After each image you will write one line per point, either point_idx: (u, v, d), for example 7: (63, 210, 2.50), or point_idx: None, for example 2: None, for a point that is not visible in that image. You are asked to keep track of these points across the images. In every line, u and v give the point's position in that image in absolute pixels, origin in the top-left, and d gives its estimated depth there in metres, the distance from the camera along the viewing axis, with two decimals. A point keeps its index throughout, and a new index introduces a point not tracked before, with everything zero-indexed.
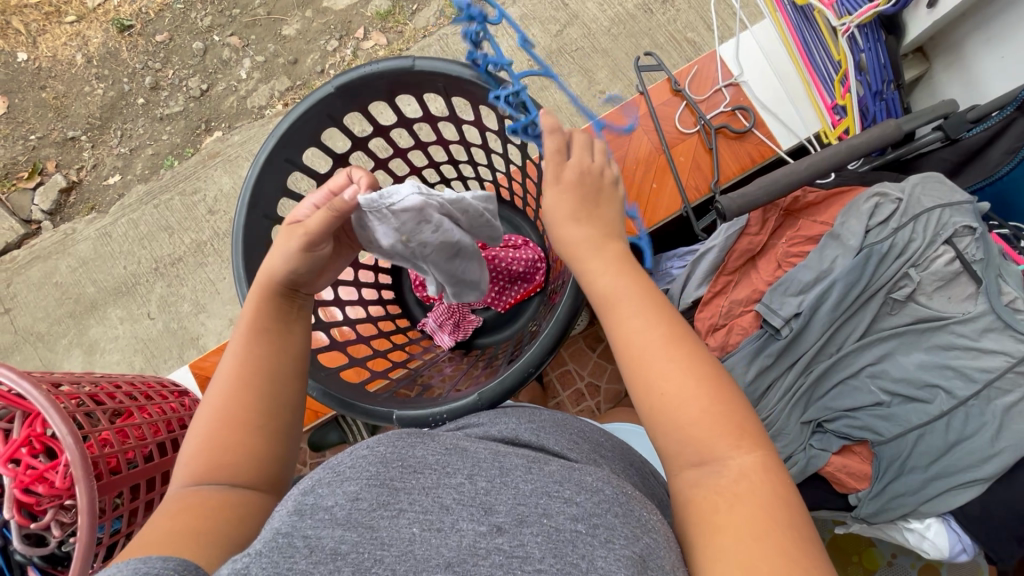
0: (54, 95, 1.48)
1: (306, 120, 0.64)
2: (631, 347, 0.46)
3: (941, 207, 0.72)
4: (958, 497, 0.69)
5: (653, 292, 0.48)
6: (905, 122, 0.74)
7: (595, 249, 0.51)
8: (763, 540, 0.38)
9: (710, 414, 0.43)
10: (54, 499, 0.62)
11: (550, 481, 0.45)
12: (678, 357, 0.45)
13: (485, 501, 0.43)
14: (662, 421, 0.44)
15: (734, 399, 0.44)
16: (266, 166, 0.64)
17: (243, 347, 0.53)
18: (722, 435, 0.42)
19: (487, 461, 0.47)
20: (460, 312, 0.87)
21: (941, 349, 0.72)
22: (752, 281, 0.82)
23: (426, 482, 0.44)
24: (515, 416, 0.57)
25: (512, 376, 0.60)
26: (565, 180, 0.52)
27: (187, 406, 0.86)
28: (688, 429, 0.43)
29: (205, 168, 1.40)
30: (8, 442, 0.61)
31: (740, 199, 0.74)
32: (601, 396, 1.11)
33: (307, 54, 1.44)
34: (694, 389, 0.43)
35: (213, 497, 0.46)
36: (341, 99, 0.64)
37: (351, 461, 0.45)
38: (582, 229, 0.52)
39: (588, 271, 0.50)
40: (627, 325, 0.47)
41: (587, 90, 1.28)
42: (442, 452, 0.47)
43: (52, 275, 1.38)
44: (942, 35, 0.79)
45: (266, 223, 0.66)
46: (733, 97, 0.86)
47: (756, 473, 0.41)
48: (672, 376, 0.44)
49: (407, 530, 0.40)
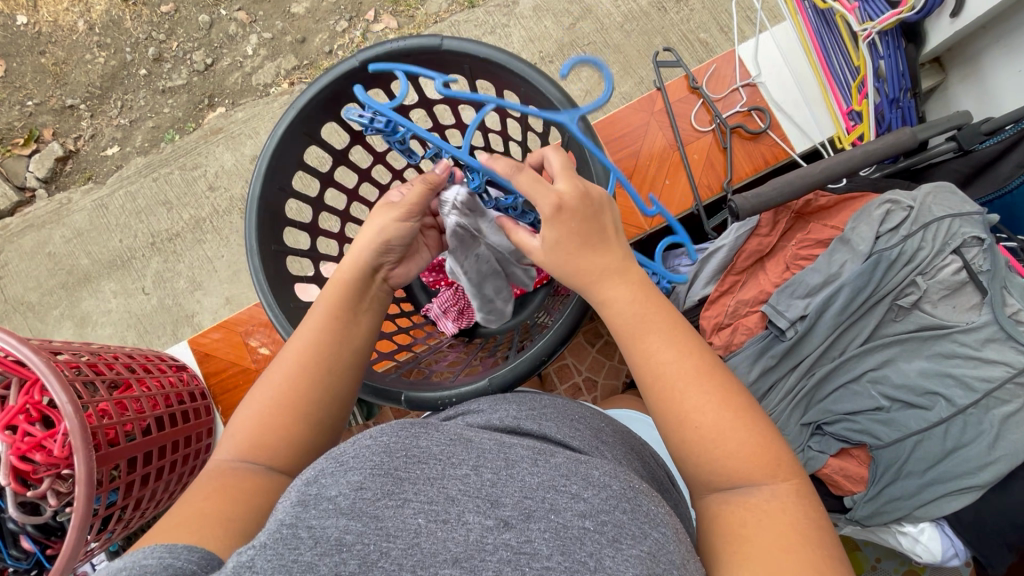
0: (53, 61, 1.45)
1: (328, 95, 0.64)
2: (660, 382, 0.45)
3: (951, 217, 0.72)
4: (951, 503, 0.70)
5: (677, 321, 0.47)
6: (920, 131, 0.74)
7: (617, 280, 0.48)
8: (789, 552, 0.38)
9: (746, 444, 0.43)
10: (51, 468, 0.61)
11: (555, 474, 0.44)
12: (712, 389, 0.44)
13: (491, 493, 0.42)
14: (694, 449, 0.44)
15: (757, 417, 0.44)
16: (285, 137, 0.63)
17: (316, 333, 0.54)
18: (756, 465, 0.43)
19: (492, 451, 0.46)
20: (464, 299, 0.84)
21: (942, 357, 0.72)
22: (760, 281, 0.82)
23: (430, 472, 0.43)
24: (516, 403, 0.56)
25: (524, 363, 0.61)
26: (564, 212, 0.47)
27: (186, 381, 0.85)
28: (722, 457, 0.43)
29: (207, 143, 1.38)
30: (6, 409, 0.60)
31: (753, 199, 0.74)
32: (599, 390, 1.12)
33: (315, 34, 1.42)
34: (726, 419, 0.43)
35: (248, 478, 0.48)
36: (365, 74, 0.64)
37: (355, 451, 0.43)
38: (598, 260, 0.48)
39: (608, 303, 0.48)
40: (656, 356, 0.46)
41: (597, 85, 1.28)
42: (446, 442, 0.46)
43: (45, 244, 1.35)
44: (960, 47, 0.80)
45: (281, 196, 0.65)
46: (750, 97, 0.86)
47: (786, 495, 0.42)
48: (706, 410, 0.44)
49: (413, 521, 0.39)
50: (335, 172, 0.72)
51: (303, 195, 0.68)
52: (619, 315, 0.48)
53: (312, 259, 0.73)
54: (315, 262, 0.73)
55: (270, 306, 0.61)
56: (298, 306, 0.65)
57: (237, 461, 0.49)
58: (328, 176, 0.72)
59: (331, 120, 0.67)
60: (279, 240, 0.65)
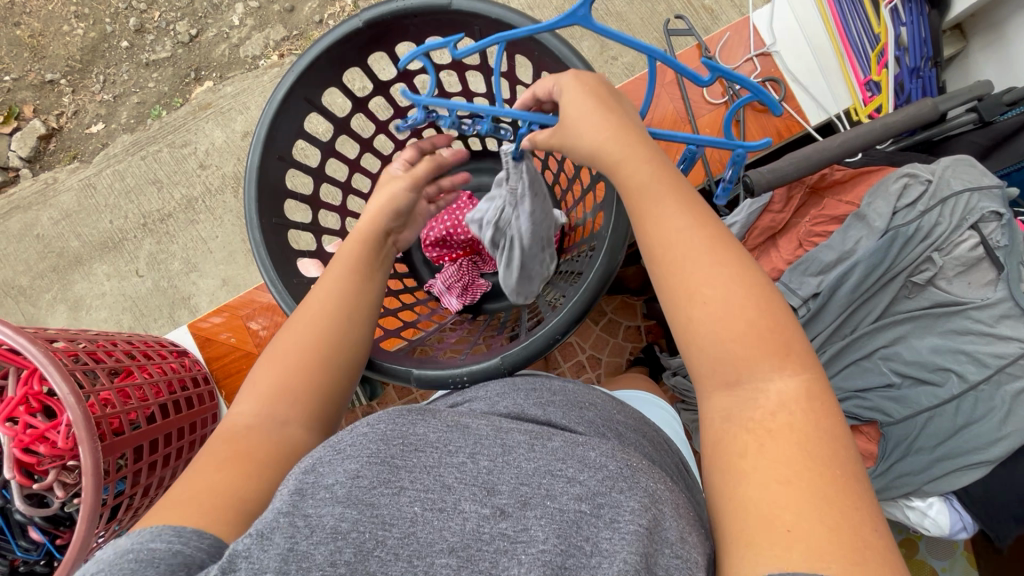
0: (30, 34, 1.39)
1: (331, 57, 0.61)
2: (670, 253, 0.43)
3: (970, 191, 0.70)
4: (963, 477, 0.70)
5: (693, 196, 0.45)
6: (941, 102, 0.72)
7: (633, 139, 0.47)
8: (797, 478, 0.35)
9: (756, 326, 0.40)
10: (56, 459, 0.59)
11: (551, 459, 0.42)
12: (725, 261, 0.42)
13: (488, 480, 0.40)
14: (698, 333, 0.41)
15: (781, 314, 0.41)
16: (288, 102, 0.61)
17: (337, 287, 0.54)
18: (763, 356, 0.40)
19: (489, 438, 0.44)
20: (469, 275, 0.84)
21: (955, 333, 0.72)
22: (773, 258, 0.82)
23: (427, 460, 0.41)
24: (525, 390, 0.54)
25: (538, 341, 0.60)
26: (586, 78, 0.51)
27: (187, 367, 0.84)
28: (728, 341, 0.40)
29: (196, 119, 1.33)
30: (6, 401, 0.59)
31: (770, 174, 0.72)
32: (602, 367, 1.11)
33: (304, 2, 1.36)
34: (739, 296, 0.41)
35: (266, 432, 0.46)
36: (369, 35, 0.61)
37: (352, 438, 0.41)
38: (611, 121, 0.48)
39: (626, 161, 0.47)
40: (667, 221, 0.44)
41: (598, 55, 1.24)
42: (443, 429, 0.44)
43: (33, 227, 1.32)
44: (985, 12, 0.77)
45: (280, 165, 0.63)
46: (764, 67, 0.82)
47: (797, 396, 0.38)
48: (716, 283, 0.41)
49: (408, 510, 0.38)
50: (336, 141, 0.69)
51: (303, 164, 0.66)
52: (643, 176, 0.46)
53: (314, 233, 0.71)
54: (317, 235, 0.71)
55: (271, 281, 0.59)
56: (301, 282, 0.63)
57: (254, 414, 0.47)
58: (329, 146, 0.69)
59: (332, 86, 0.64)
60: (280, 212, 0.63)
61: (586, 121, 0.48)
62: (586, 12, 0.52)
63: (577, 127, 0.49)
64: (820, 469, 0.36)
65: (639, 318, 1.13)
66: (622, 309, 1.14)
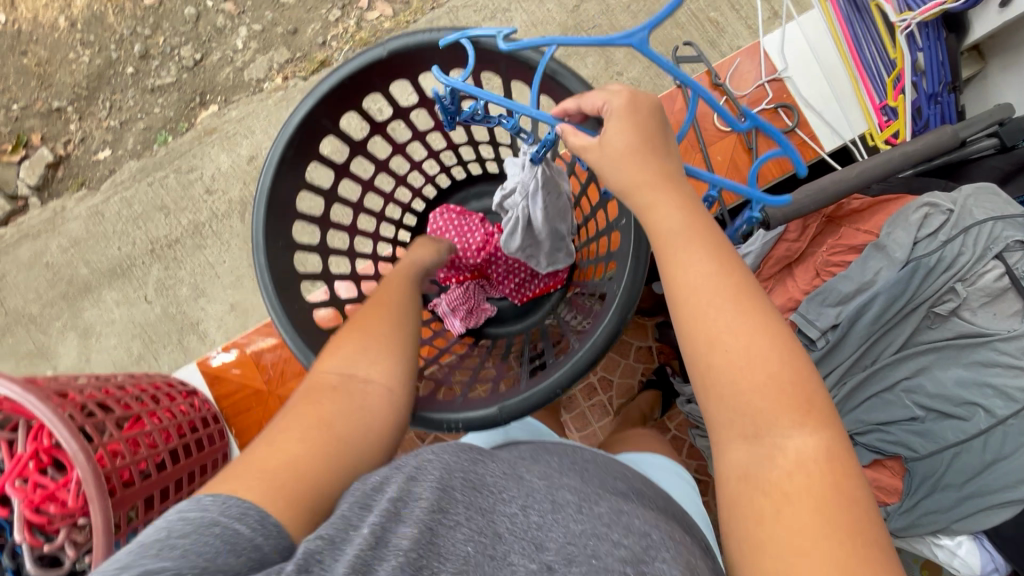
0: (37, 62, 1.39)
1: (324, 105, 0.60)
2: (695, 297, 0.41)
3: (994, 220, 0.68)
4: (994, 517, 0.67)
5: (722, 241, 0.43)
6: (960, 130, 0.71)
7: (664, 182, 0.45)
8: (813, 546, 0.33)
9: (775, 380, 0.38)
10: (67, 517, 0.59)
11: (597, 522, 0.41)
12: (749, 312, 0.39)
13: (536, 536, 0.39)
14: (717, 382, 0.39)
15: (806, 371, 0.38)
16: (287, 153, 0.60)
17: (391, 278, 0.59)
18: (784, 410, 0.37)
19: (541, 492, 0.42)
20: (475, 298, 0.81)
21: (981, 366, 0.70)
22: (788, 288, 0.80)
23: (483, 502, 0.40)
24: (557, 454, 0.53)
25: (536, 395, 0.53)
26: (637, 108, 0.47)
27: (197, 407, 0.83)
28: (748, 394, 0.38)
29: (201, 145, 1.33)
30: (15, 458, 0.58)
31: (785, 207, 0.70)
32: (614, 390, 1.10)
33: (307, 24, 1.36)
34: (761, 348, 0.38)
35: (342, 395, 0.47)
36: (391, 65, 0.59)
37: (420, 461, 0.41)
38: (648, 158, 0.45)
39: (653, 206, 0.44)
40: (693, 267, 0.41)
41: (603, 71, 1.22)
42: (501, 474, 0.43)
43: (43, 255, 1.32)
44: (1004, 33, 0.75)
45: (293, 188, 0.62)
46: (776, 93, 0.81)
47: (815, 458, 0.36)
48: (739, 333, 0.39)
49: (462, 547, 0.37)
50: (351, 163, 0.68)
51: (316, 187, 0.64)
52: (669, 216, 0.43)
53: (321, 254, 0.69)
54: (323, 256, 0.69)
55: (271, 306, 0.57)
56: (304, 309, 0.60)
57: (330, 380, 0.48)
58: (343, 168, 0.68)
59: (349, 111, 0.63)
60: (288, 234, 0.62)
61: (625, 161, 0.45)
62: (646, 36, 0.49)
63: (609, 160, 0.46)
64: (837, 532, 0.33)
65: (651, 339, 1.11)
66: (633, 329, 1.12)
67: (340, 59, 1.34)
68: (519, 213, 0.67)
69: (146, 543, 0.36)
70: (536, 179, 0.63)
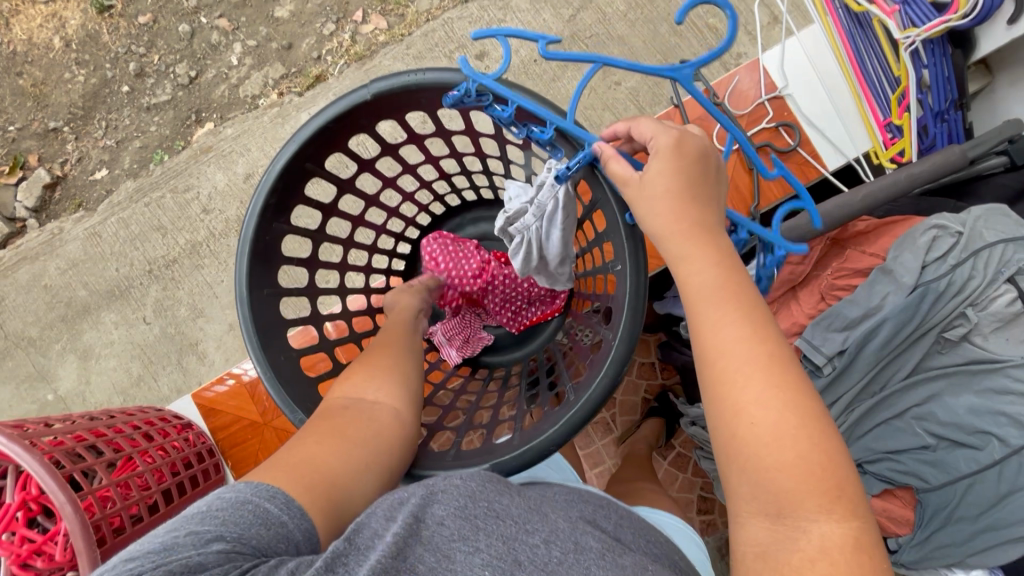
0: (32, 82, 1.38)
1: (306, 152, 0.58)
2: (724, 360, 0.40)
3: (1005, 242, 0.66)
4: (1010, 550, 0.65)
5: (757, 303, 0.42)
6: (969, 149, 0.68)
7: (704, 236, 0.44)
8: None
9: (804, 459, 0.37)
10: (54, 572, 0.57)
11: (622, 573, 0.39)
12: (780, 384, 0.38)
13: (556, 573, 0.38)
14: (742, 452, 0.38)
15: (836, 453, 0.37)
16: (270, 201, 0.58)
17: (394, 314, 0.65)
18: (810, 492, 0.36)
19: (565, 531, 0.41)
20: (470, 328, 0.81)
21: (993, 393, 0.67)
22: (793, 313, 0.77)
23: (506, 530, 0.39)
24: (585, 497, 0.50)
25: (531, 451, 0.51)
26: (683, 151, 0.45)
27: (191, 442, 0.82)
28: (773, 470, 0.37)
29: (197, 163, 1.32)
30: (2, 509, 0.57)
31: (788, 232, 0.68)
32: (618, 408, 1.07)
33: (302, 39, 1.35)
34: (790, 423, 0.37)
35: (356, 411, 0.50)
36: (372, 108, 0.58)
37: (445, 486, 0.42)
38: (687, 209, 0.44)
39: (690, 259, 0.43)
40: (726, 330, 0.40)
41: (601, 81, 1.20)
42: (525, 507, 0.42)
43: (41, 277, 1.31)
44: (1012, 47, 0.72)
45: (278, 235, 0.61)
46: (777, 111, 0.79)
47: (838, 546, 0.35)
48: (768, 404, 0.38)
49: (478, 572, 0.37)
50: (339, 202, 0.68)
51: (302, 229, 0.64)
52: (705, 273, 0.42)
53: (310, 296, 0.68)
54: (313, 299, 0.68)
55: (255, 358, 0.57)
56: (289, 357, 0.60)
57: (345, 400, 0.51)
58: (330, 208, 0.67)
59: (334, 153, 0.62)
60: (273, 282, 0.61)
61: (660, 204, 0.44)
62: (692, 72, 0.48)
63: (647, 207, 0.45)
64: None
65: (653, 355, 1.08)
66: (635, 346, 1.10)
67: (335, 73, 1.32)
68: (532, 234, 0.64)
69: (190, 513, 0.39)
70: (555, 201, 0.59)
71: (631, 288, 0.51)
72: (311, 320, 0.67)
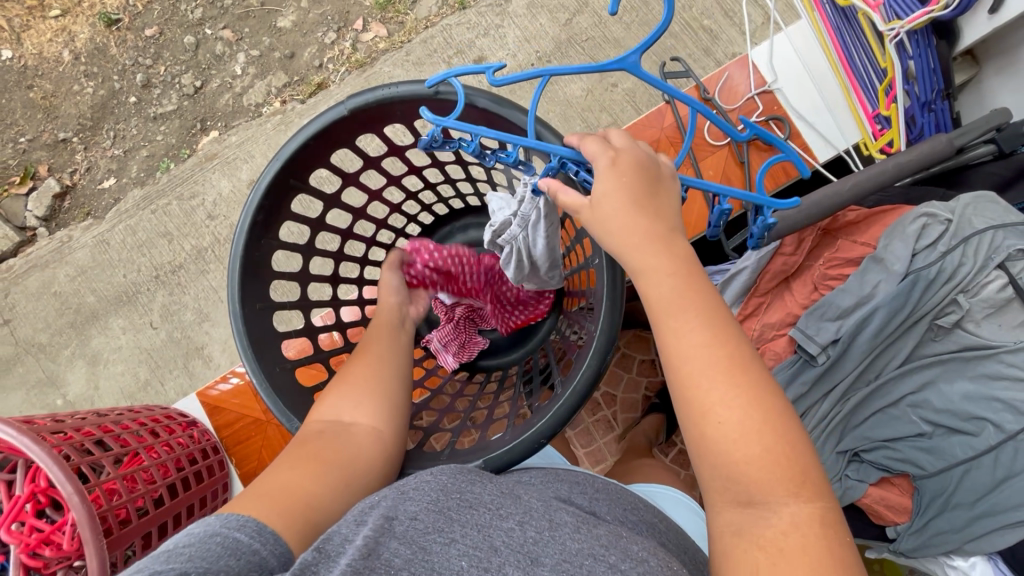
0: (42, 95, 1.42)
1: (290, 168, 0.60)
2: (687, 368, 0.40)
3: (994, 229, 0.67)
4: (1008, 536, 0.65)
5: (717, 306, 0.42)
6: (955, 138, 0.69)
7: (659, 247, 0.44)
8: None
9: (769, 452, 0.38)
10: (63, 560, 0.59)
11: (596, 543, 0.40)
12: (742, 385, 0.39)
13: (532, 550, 0.39)
14: (711, 451, 0.39)
15: (799, 440, 0.39)
16: (258, 217, 0.60)
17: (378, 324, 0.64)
18: (777, 479, 0.38)
19: (538, 511, 0.43)
20: (466, 332, 0.81)
21: (988, 379, 0.68)
22: (786, 303, 0.78)
23: (479, 519, 0.40)
24: (567, 481, 0.52)
25: (522, 444, 0.52)
26: (621, 165, 0.45)
27: (196, 439, 0.83)
28: (740, 464, 0.38)
29: (202, 170, 1.35)
30: (12, 500, 0.58)
31: (777, 223, 0.69)
32: (619, 405, 1.08)
33: (303, 48, 1.38)
34: (753, 419, 0.39)
35: (335, 435, 0.52)
36: (355, 121, 0.60)
37: (417, 484, 0.43)
38: (643, 223, 0.44)
39: (647, 272, 0.43)
40: (686, 338, 0.41)
41: (598, 83, 1.21)
42: (497, 494, 0.44)
43: (50, 284, 1.33)
44: (997, 37, 0.73)
45: (267, 250, 0.63)
46: (766, 105, 0.81)
47: (808, 524, 0.36)
48: (732, 405, 0.39)
49: (456, 562, 0.37)
50: (327, 216, 0.69)
51: (291, 244, 0.65)
52: (663, 284, 0.43)
53: (303, 310, 0.70)
54: (305, 312, 0.69)
55: (251, 371, 0.58)
56: (284, 369, 0.62)
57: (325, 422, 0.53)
58: (318, 222, 0.69)
59: (319, 167, 0.64)
60: (264, 296, 0.63)
61: (616, 221, 0.44)
62: (636, 60, 0.50)
63: (605, 223, 0.45)
64: None
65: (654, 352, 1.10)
66: (635, 342, 1.10)
67: (336, 80, 1.35)
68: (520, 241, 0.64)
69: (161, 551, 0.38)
70: (537, 211, 0.60)
71: (609, 281, 0.53)
72: (304, 333, 0.68)
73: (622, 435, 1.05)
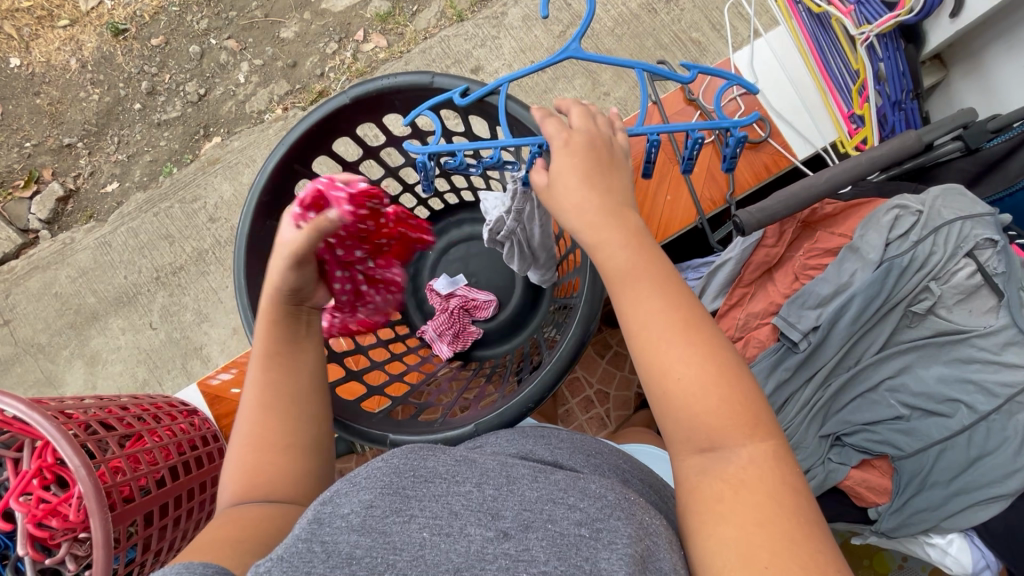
0: (48, 101, 1.46)
1: (292, 154, 0.64)
2: (646, 332, 0.45)
3: (962, 219, 0.70)
4: (980, 513, 0.68)
5: (667, 274, 0.47)
6: (925, 134, 0.73)
7: (613, 222, 0.48)
8: (770, 527, 0.38)
9: (726, 402, 0.42)
10: (68, 532, 0.61)
11: (555, 488, 0.45)
12: (697, 343, 0.44)
13: (492, 506, 0.43)
14: (672, 406, 0.43)
15: (750, 387, 0.43)
16: (263, 200, 0.64)
17: (269, 366, 0.54)
18: (734, 425, 0.42)
19: (495, 470, 0.47)
20: (460, 322, 0.83)
21: (960, 362, 0.71)
22: (769, 293, 0.82)
23: (436, 489, 0.44)
24: (532, 437, 0.57)
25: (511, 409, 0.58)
26: (573, 144, 0.51)
27: (197, 426, 0.85)
28: (701, 415, 0.42)
29: (205, 175, 1.38)
30: (19, 475, 0.60)
31: (758, 213, 0.72)
32: (611, 402, 1.10)
33: (305, 57, 1.42)
34: (710, 373, 0.43)
35: (255, 511, 0.48)
36: (356, 109, 0.64)
37: (367, 472, 0.45)
38: (595, 200, 0.49)
39: (602, 245, 0.48)
40: (643, 305, 0.45)
41: (590, 92, 1.25)
42: (452, 463, 0.47)
43: (51, 285, 1.35)
44: (961, 43, 0.79)
45: (270, 232, 0.65)
46: (748, 105, 0.84)
47: (763, 459, 0.41)
48: (691, 362, 0.43)
49: (417, 535, 0.40)
50: None
51: None
52: (616, 253, 0.47)
53: None
54: None
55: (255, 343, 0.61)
56: None
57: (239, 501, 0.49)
58: None
59: (321, 154, 0.67)
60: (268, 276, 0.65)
61: (567, 196, 0.49)
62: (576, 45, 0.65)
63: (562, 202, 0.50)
64: (785, 513, 0.39)
65: None
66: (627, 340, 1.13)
67: (337, 88, 1.39)
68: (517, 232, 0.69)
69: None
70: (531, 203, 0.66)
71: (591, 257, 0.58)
72: None
73: (616, 431, 1.07)
